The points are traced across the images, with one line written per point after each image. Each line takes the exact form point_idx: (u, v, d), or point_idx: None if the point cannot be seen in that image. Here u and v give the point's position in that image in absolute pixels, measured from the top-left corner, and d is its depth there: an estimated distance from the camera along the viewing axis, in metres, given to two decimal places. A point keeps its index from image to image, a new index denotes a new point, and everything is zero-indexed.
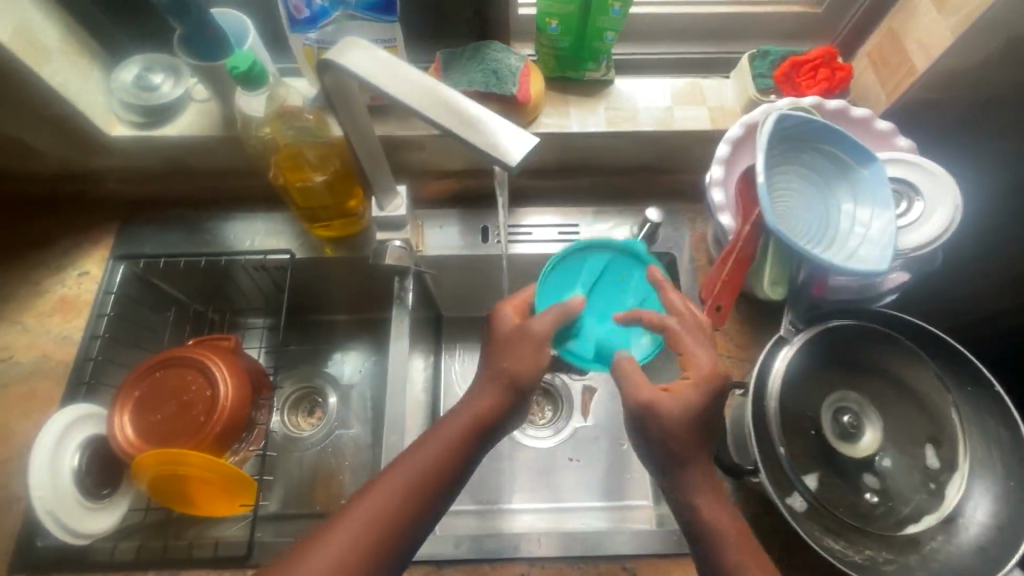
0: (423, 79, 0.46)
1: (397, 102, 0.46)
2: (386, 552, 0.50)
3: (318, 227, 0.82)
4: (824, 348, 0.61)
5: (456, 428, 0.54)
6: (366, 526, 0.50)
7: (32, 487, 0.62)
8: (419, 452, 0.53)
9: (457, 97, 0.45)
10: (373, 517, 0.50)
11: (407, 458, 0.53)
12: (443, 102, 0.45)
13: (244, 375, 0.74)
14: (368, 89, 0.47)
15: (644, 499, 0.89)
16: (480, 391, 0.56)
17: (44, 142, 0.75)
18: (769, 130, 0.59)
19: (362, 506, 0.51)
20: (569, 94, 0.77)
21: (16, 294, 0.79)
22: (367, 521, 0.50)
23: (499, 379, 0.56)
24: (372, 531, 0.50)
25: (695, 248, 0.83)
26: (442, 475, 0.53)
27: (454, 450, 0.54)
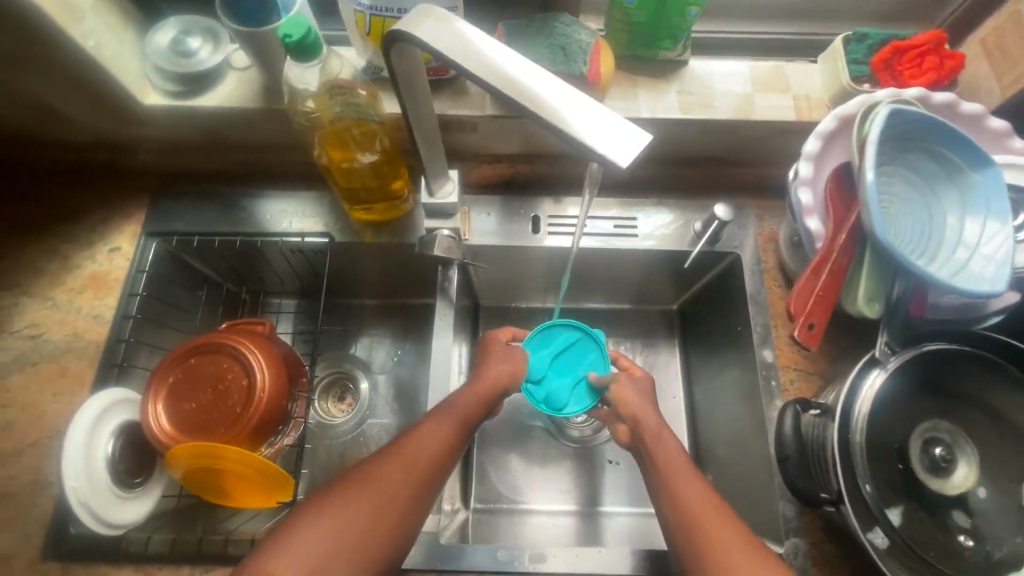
0: (498, 62, 0.41)
1: (475, 81, 0.41)
2: (415, 503, 0.54)
3: (359, 209, 0.77)
4: (919, 374, 0.56)
5: (453, 415, 0.61)
6: (403, 475, 0.54)
7: (66, 477, 0.59)
8: (442, 409, 0.62)
9: (546, 76, 0.40)
10: (409, 465, 0.55)
11: (427, 425, 0.59)
12: (526, 88, 0.40)
13: (281, 364, 0.70)
14: (443, 66, 0.42)
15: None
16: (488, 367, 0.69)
17: (76, 109, 0.71)
18: (879, 127, 0.53)
19: (398, 457, 0.55)
20: (639, 74, 0.71)
21: (46, 268, 0.76)
22: (404, 470, 0.54)
23: (482, 383, 0.66)
24: (407, 479, 0.54)
25: (763, 249, 0.76)
26: (447, 450, 0.58)
27: (455, 435, 0.60)
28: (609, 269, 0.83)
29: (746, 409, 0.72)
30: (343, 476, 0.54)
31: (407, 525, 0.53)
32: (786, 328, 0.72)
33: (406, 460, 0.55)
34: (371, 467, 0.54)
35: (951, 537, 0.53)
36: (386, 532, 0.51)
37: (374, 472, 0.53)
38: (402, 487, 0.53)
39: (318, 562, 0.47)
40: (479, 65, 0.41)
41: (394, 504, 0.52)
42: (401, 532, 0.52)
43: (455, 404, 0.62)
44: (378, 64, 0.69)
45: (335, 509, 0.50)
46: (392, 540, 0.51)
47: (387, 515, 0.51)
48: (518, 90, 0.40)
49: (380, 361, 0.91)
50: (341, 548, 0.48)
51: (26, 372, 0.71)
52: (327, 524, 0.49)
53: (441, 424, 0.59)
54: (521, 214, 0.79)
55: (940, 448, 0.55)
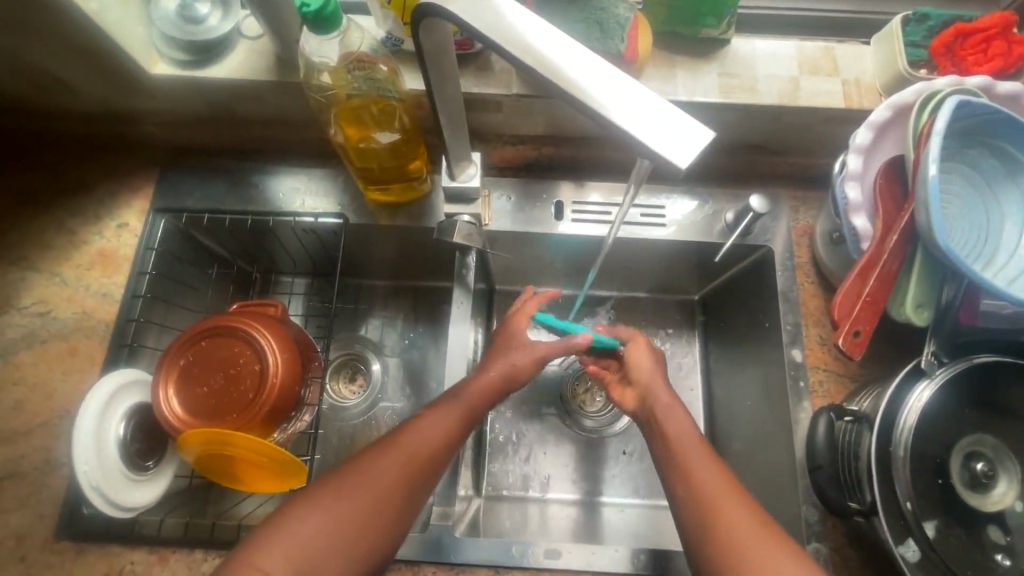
0: (537, 42, 0.37)
1: (513, 61, 0.37)
2: (410, 497, 0.52)
3: (375, 189, 0.73)
4: (965, 387, 0.53)
5: (458, 408, 0.57)
6: (400, 469, 0.52)
7: (77, 462, 0.58)
8: (451, 399, 0.58)
9: (593, 58, 0.36)
10: (406, 458, 0.53)
11: (429, 414, 0.56)
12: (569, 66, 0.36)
13: (294, 349, 0.68)
14: (478, 47, 0.38)
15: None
16: (502, 351, 0.63)
17: (81, 76, 0.67)
18: (946, 120, 0.49)
19: (396, 449, 0.53)
20: (678, 52, 0.67)
21: (53, 243, 0.74)
22: (400, 464, 0.52)
23: (490, 374, 0.60)
24: (404, 473, 0.52)
25: (796, 242, 0.73)
26: (449, 443, 0.56)
27: (458, 428, 0.56)
28: (633, 259, 0.79)
29: (771, 410, 0.70)
30: (339, 466, 0.53)
31: (400, 521, 0.51)
32: (818, 328, 0.70)
33: (404, 452, 0.53)
34: (368, 459, 0.52)
35: (987, 555, 0.51)
36: (379, 529, 0.50)
37: (370, 466, 0.52)
38: (398, 481, 0.52)
39: (310, 551, 0.47)
40: (504, 36, 0.37)
41: (387, 499, 0.51)
42: (395, 527, 0.51)
43: (461, 396, 0.58)
44: (399, 36, 0.64)
45: (327, 503, 0.49)
46: (385, 536, 0.50)
47: (380, 511, 0.50)
48: (547, 68, 0.36)
49: (392, 343, 0.89)
50: (331, 545, 0.47)
51: (35, 350, 0.69)
52: (318, 519, 0.48)
53: (444, 416, 0.56)
54: (543, 199, 0.75)
55: (982, 464, 0.53)
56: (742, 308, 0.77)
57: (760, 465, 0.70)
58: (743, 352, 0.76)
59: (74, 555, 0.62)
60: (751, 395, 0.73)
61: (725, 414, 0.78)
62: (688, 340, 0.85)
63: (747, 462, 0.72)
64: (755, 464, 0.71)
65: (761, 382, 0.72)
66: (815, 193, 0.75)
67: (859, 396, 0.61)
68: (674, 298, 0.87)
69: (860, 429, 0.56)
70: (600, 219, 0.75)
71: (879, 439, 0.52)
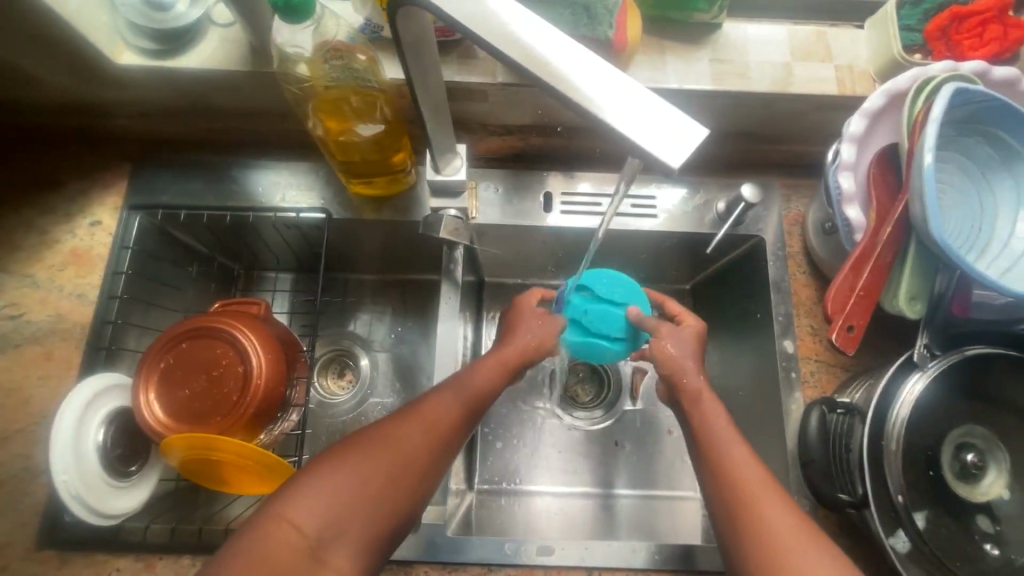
0: (523, 32, 0.35)
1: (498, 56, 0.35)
2: (434, 464, 0.51)
3: (359, 182, 0.71)
4: (954, 380, 0.53)
5: (470, 387, 0.56)
6: (423, 434, 0.51)
7: (55, 471, 0.56)
8: (470, 376, 0.56)
9: (582, 50, 0.35)
10: (429, 425, 0.52)
11: (450, 385, 0.55)
12: (560, 56, 0.34)
13: (278, 347, 0.66)
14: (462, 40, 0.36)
15: (674, 491, 0.82)
16: (518, 331, 0.62)
17: (44, 68, 0.64)
18: (942, 109, 0.48)
19: (419, 416, 0.52)
20: (668, 39, 0.65)
21: (24, 244, 0.71)
22: (425, 430, 0.51)
23: (510, 348, 0.60)
24: (427, 438, 0.51)
25: (788, 231, 0.72)
26: (468, 417, 0.54)
27: (476, 401, 0.55)
28: (623, 250, 0.78)
29: (762, 400, 0.69)
30: (360, 431, 0.51)
31: (424, 488, 0.50)
32: (809, 317, 0.69)
33: (426, 420, 0.52)
34: (392, 424, 0.51)
35: (976, 543, 0.51)
36: (403, 493, 0.48)
37: (394, 431, 0.50)
38: (422, 447, 0.50)
39: (335, 514, 0.45)
40: (487, 24, 0.35)
41: (412, 465, 0.49)
42: (419, 493, 0.50)
43: (475, 373, 0.57)
44: (378, 23, 0.62)
45: (354, 464, 0.47)
46: (409, 501, 0.49)
47: (405, 475, 0.49)
48: (535, 62, 0.34)
49: (381, 336, 0.87)
50: (357, 504, 0.46)
51: (8, 354, 0.67)
52: (343, 481, 0.46)
53: (461, 391, 0.55)
54: (531, 190, 0.74)
55: (972, 454, 0.53)
56: (733, 298, 0.77)
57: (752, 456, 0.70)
58: (734, 341, 0.76)
59: (58, 563, 0.61)
60: (742, 386, 0.73)
61: None
62: None
63: None
64: None
65: (752, 372, 0.72)
66: (807, 180, 0.74)
67: (850, 388, 0.61)
68: (665, 287, 0.86)
69: (851, 420, 0.56)
70: (591, 210, 0.73)
71: (872, 432, 0.52)
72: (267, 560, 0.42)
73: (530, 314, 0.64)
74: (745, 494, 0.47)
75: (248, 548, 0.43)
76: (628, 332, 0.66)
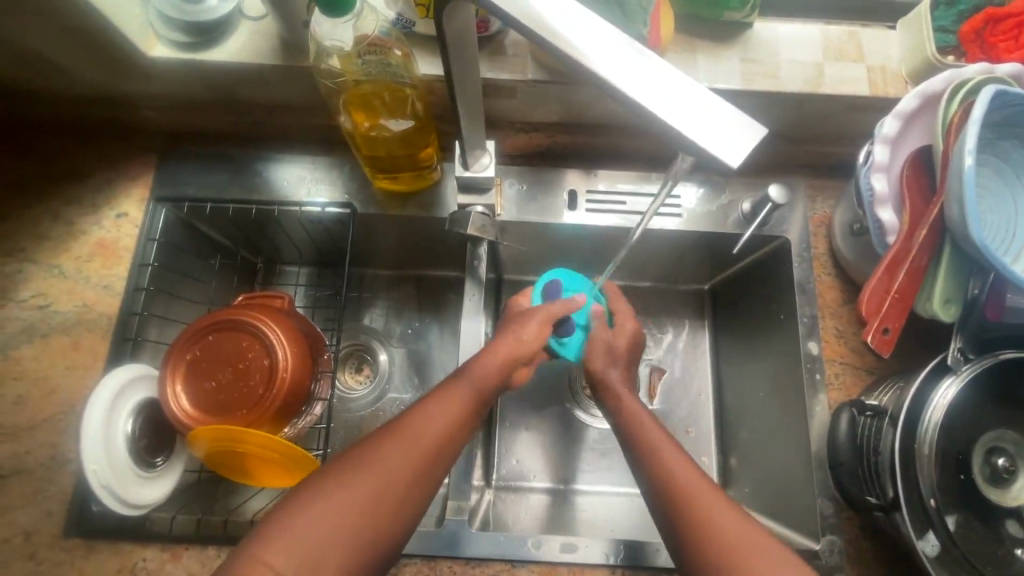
0: (572, 25, 0.34)
1: (548, 49, 0.35)
2: (416, 485, 0.49)
3: (385, 178, 0.71)
4: (988, 385, 0.53)
5: (459, 389, 0.56)
6: (404, 457, 0.49)
7: (87, 460, 0.57)
8: (458, 383, 0.56)
9: (632, 44, 0.34)
10: (408, 445, 0.50)
11: (432, 400, 0.54)
12: (610, 50, 0.34)
13: (302, 342, 0.67)
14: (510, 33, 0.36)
15: None
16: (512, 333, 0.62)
17: (78, 58, 0.64)
18: (982, 110, 0.47)
19: (398, 438, 0.50)
20: (699, 37, 0.64)
21: (51, 233, 0.71)
22: (408, 450, 0.49)
23: (503, 345, 0.60)
24: (413, 456, 0.49)
25: (813, 233, 0.72)
26: (456, 427, 0.53)
27: (464, 411, 0.54)
28: (645, 249, 0.78)
29: (785, 401, 0.69)
30: (342, 455, 0.50)
31: (409, 510, 0.48)
32: (834, 320, 0.69)
33: (406, 441, 0.50)
34: (369, 448, 0.49)
35: (1007, 548, 0.51)
36: (385, 520, 0.46)
37: (376, 452, 0.49)
38: (403, 470, 0.48)
39: (315, 547, 0.43)
40: (534, 20, 0.35)
41: (396, 488, 0.48)
42: (406, 517, 0.48)
43: (465, 380, 0.56)
44: (411, 18, 0.62)
45: (330, 493, 0.46)
46: (393, 526, 0.47)
47: (385, 501, 0.47)
48: (584, 56, 0.34)
49: (398, 331, 0.87)
50: (339, 532, 0.44)
51: (35, 343, 0.67)
52: (322, 510, 0.45)
53: (446, 403, 0.54)
54: (554, 188, 0.74)
55: (1004, 459, 0.52)
56: (755, 299, 0.76)
57: (773, 457, 0.70)
58: (756, 342, 0.76)
59: (84, 551, 0.61)
60: (763, 386, 0.73)
61: (735, 405, 0.77)
62: (698, 330, 0.84)
63: (758, 452, 0.72)
64: (767, 455, 0.71)
65: (774, 373, 0.71)
66: (834, 182, 0.74)
67: (879, 390, 0.61)
68: (684, 287, 0.86)
69: (880, 423, 0.56)
70: (615, 208, 0.73)
71: (903, 435, 0.51)
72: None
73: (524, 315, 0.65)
74: (702, 513, 0.46)
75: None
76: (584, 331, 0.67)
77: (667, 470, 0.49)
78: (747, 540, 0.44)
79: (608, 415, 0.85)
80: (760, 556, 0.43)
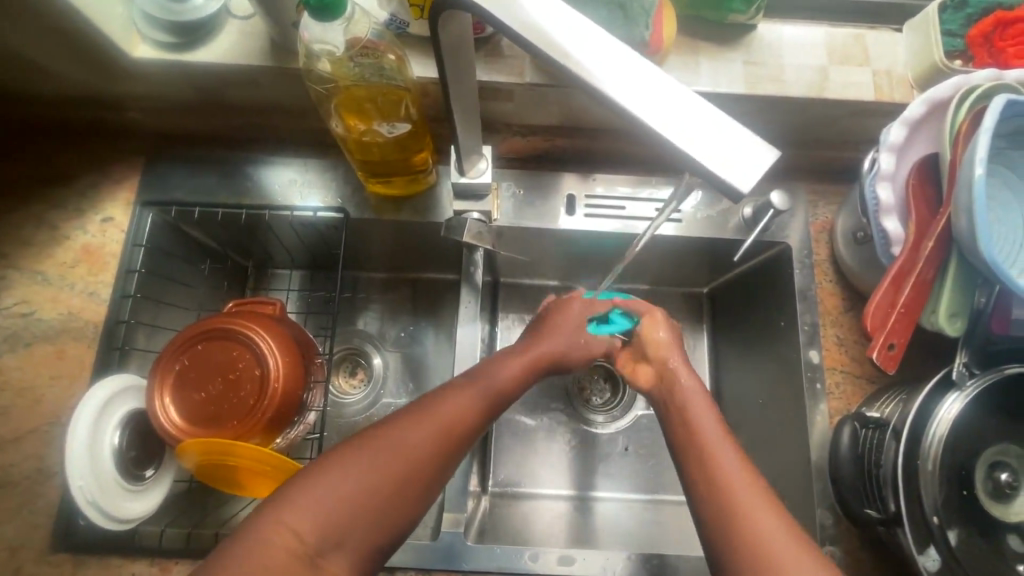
0: (576, 37, 0.33)
1: (554, 66, 0.33)
2: (437, 468, 0.48)
3: (379, 182, 0.69)
4: (993, 399, 0.52)
5: (488, 388, 0.55)
6: (433, 440, 0.49)
7: (71, 476, 0.55)
8: (486, 376, 0.56)
9: (641, 58, 0.33)
10: (441, 428, 0.50)
11: (464, 386, 0.54)
12: (617, 64, 0.33)
13: (294, 350, 0.65)
14: (511, 44, 0.34)
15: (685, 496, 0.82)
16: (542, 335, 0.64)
17: (60, 60, 0.62)
18: (992, 121, 0.46)
19: (430, 419, 0.50)
20: (703, 39, 0.63)
21: (34, 239, 0.69)
22: (433, 434, 0.49)
23: (535, 349, 0.62)
24: (437, 441, 0.49)
25: (814, 239, 0.71)
26: (481, 418, 0.53)
27: (490, 403, 0.54)
28: (644, 254, 0.77)
29: (784, 410, 0.68)
30: (367, 430, 0.49)
31: (430, 489, 0.48)
32: (835, 328, 0.68)
33: (438, 424, 0.50)
34: (402, 426, 0.49)
35: (1009, 565, 0.50)
36: (407, 498, 0.46)
37: (402, 434, 0.48)
38: (433, 452, 0.48)
39: (336, 522, 0.43)
40: (536, 32, 0.33)
41: (419, 469, 0.47)
42: (423, 499, 0.48)
43: (494, 374, 0.57)
44: (404, 19, 0.60)
45: (361, 467, 0.45)
46: (416, 504, 0.47)
47: (412, 480, 0.47)
48: (588, 70, 0.32)
49: (393, 335, 0.86)
50: (361, 508, 0.44)
51: (19, 353, 0.66)
52: (346, 485, 0.44)
53: (477, 393, 0.54)
54: (551, 192, 0.72)
55: (1006, 474, 0.52)
56: (755, 305, 0.75)
57: (771, 465, 0.69)
58: (754, 349, 0.75)
59: (72, 566, 0.60)
60: (763, 394, 0.72)
61: (734, 411, 0.76)
62: (697, 335, 0.83)
63: (756, 460, 0.71)
64: (766, 463, 0.70)
65: (774, 381, 0.70)
66: (836, 186, 0.72)
67: (880, 401, 0.60)
68: (684, 292, 0.84)
69: (881, 436, 0.55)
70: (614, 213, 0.71)
71: (907, 450, 0.51)
72: (263, 561, 0.40)
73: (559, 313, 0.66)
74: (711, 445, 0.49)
75: (242, 553, 0.40)
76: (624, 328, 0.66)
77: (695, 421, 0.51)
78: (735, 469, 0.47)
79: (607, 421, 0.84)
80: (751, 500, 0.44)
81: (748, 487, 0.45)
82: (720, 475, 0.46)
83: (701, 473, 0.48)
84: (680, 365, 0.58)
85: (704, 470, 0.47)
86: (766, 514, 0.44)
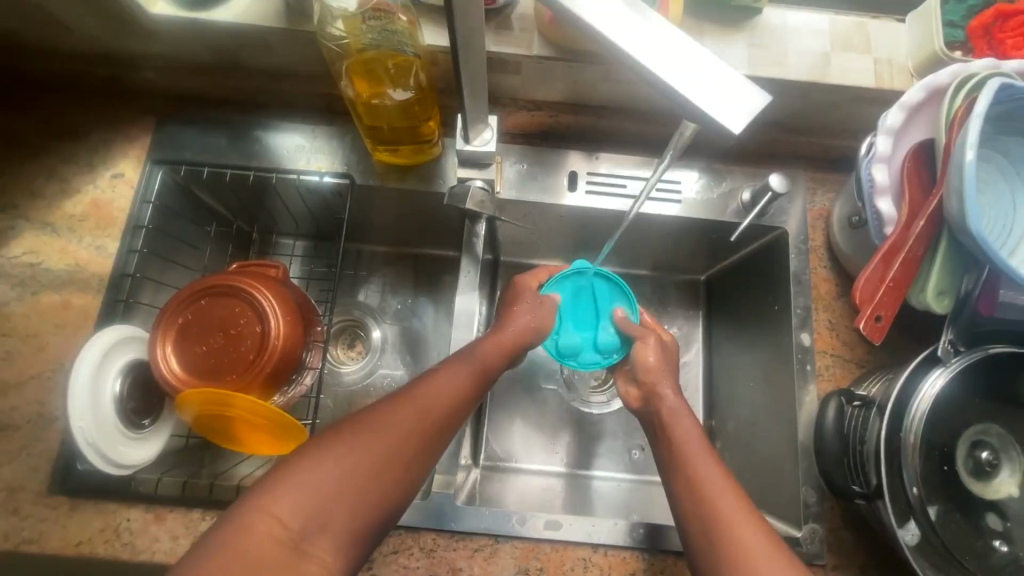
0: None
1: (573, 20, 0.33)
2: (419, 451, 0.49)
3: (386, 151, 0.71)
4: (974, 377, 0.54)
5: (469, 365, 0.56)
6: (410, 423, 0.49)
7: (73, 416, 0.57)
8: (471, 355, 0.58)
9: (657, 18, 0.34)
10: (417, 414, 0.50)
11: (446, 368, 0.55)
12: (632, 23, 0.34)
13: (295, 311, 0.66)
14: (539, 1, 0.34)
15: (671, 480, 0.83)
16: (514, 312, 0.65)
17: (80, 15, 0.64)
18: (986, 104, 0.48)
19: (407, 403, 0.50)
20: (707, 22, 0.64)
21: (45, 191, 0.70)
22: (413, 418, 0.49)
23: (505, 334, 0.62)
24: (416, 423, 0.49)
25: (811, 225, 0.72)
26: (464, 397, 0.54)
27: (475, 382, 0.56)
28: (644, 234, 0.78)
29: (773, 390, 0.70)
30: (348, 417, 0.49)
31: (413, 471, 0.48)
32: (827, 313, 0.69)
33: (416, 408, 0.50)
34: (377, 411, 0.49)
35: (985, 540, 0.51)
36: (389, 482, 0.46)
37: (382, 419, 0.48)
38: (411, 435, 0.48)
39: (318, 505, 0.42)
40: None
41: (399, 452, 0.47)
42: (407, 482, 0.48)
43: (474, 353, 0.58)
44: None
45: (341, 452, 0.45)
46: (399, 486, 0.47)
47: (390, 464, 0.46)
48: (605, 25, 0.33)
49: (393, 308, 0.87)
50: (344, 491, 0.44)
51: (26, 301, 0.67)
52: (327, 470, 0.44)
53: (457, 371, 0.55)
54: (555, 168, 0.73)
55: (987, 452, 0.53)
56: (749, 290, 0.77)
57: (759, 445, 0.70)
58: (748, 333, 0.75)
59: (69, 509, 0.61)
60: (753, 376, 0.73)
61: (726, 394, 0.77)
62: (692, 320, 0.84)
63: (746, 440, 0.72)
64: (754, 442, 0.71)
65: (765, 363, 0.72)
66: (833, 175, 0.74)
67: (868, 380, 0.61)
68: (681, 277, 0.86)
69: (866, 413, 0.57)
70: (615, 191, 0.73)
71: (890, 425, 0.52)
72: (245, 553, 0.39)
73: (529, 294, 0.67)
74: (680, 447, 0.52)
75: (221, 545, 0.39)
76: (618, 347, 0.69)
77: (678, 430, 0.54)
78: (708, 463, 0.50)
79: (599, 402, 0.86)
80: (716, 486, 0.48)
81: (719, 476, 0.48)
82: (693, 474, 0.49)
83: (679, 472, 0.50)
84: (669, 392, 0.59)
85: (684, 470, 0.50)
86: (731, 499, 0.47)
